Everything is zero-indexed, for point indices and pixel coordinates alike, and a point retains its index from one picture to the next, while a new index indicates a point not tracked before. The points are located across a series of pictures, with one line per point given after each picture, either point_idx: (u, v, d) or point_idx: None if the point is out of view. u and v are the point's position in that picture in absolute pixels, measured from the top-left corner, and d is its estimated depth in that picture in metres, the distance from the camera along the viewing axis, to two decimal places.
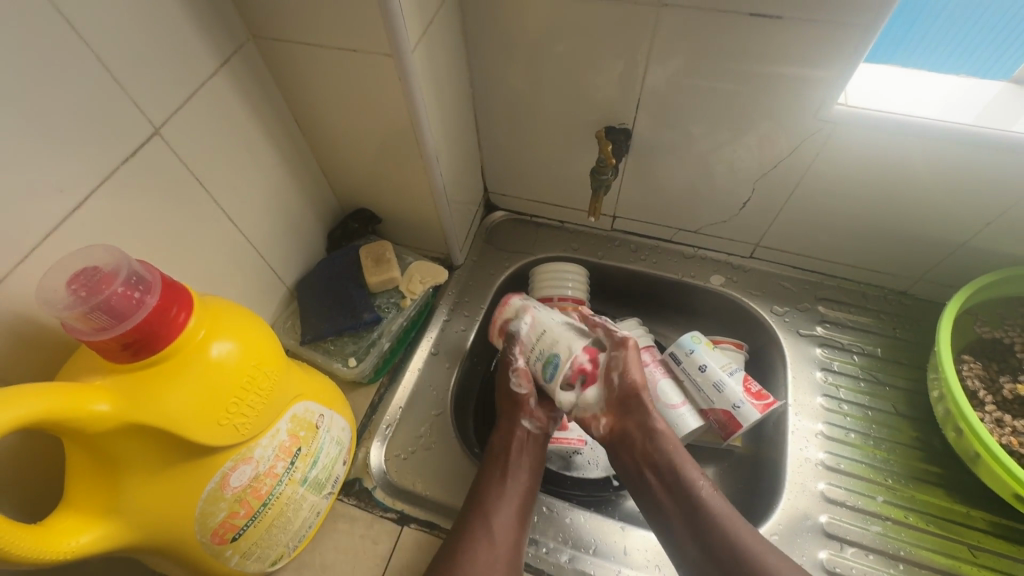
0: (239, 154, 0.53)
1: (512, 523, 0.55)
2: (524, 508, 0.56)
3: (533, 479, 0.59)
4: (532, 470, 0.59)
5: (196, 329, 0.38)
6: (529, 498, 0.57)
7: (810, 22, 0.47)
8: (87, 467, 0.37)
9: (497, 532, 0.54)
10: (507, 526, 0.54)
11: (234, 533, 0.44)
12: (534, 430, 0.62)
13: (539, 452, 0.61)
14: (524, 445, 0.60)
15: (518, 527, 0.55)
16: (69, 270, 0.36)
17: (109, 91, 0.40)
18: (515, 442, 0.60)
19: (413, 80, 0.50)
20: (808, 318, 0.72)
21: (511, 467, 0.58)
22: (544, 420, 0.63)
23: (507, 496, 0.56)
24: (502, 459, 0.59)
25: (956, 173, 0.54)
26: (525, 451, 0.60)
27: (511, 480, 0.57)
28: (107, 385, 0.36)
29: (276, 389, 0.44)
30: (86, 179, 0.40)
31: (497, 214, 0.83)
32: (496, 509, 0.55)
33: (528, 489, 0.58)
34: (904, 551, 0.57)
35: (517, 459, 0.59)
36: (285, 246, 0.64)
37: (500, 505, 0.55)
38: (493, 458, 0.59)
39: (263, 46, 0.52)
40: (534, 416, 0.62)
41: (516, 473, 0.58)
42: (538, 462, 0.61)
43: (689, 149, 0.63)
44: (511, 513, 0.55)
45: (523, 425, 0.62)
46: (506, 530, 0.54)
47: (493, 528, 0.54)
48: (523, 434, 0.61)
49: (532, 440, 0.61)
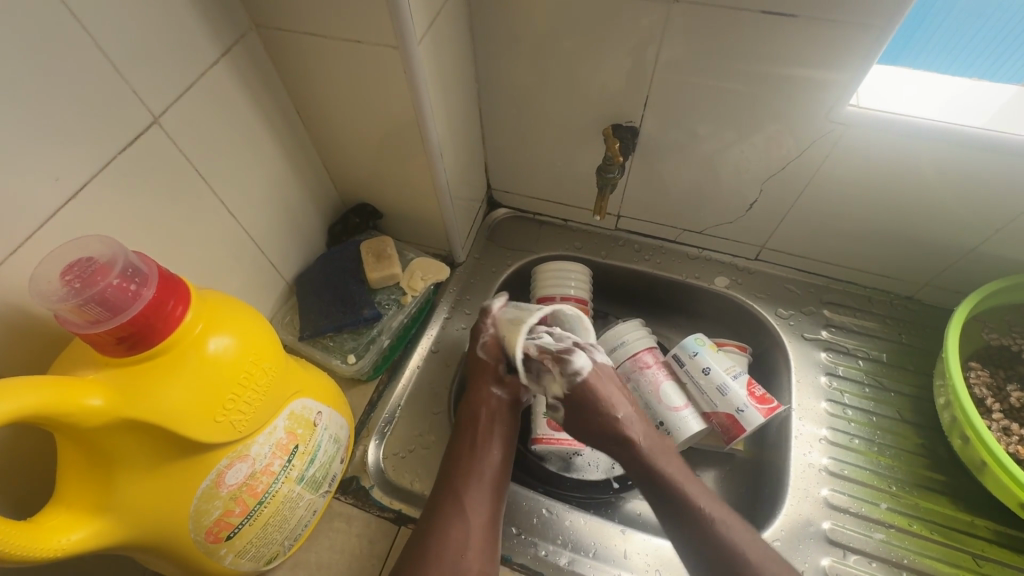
0: (240, 145, 0.52)
1: (483, 496, 0.55)
2: (497, 480, 0.57)
3: (505, 448, 0.59)
4: (504, 437, 0.59)
5: (193, 324, 0.37)
6: (501, 469, 0.58)
7: (822, 22, 0.46)
8: (81, 463, 0.36)
9: (468, 504, 0.54)
10: (478, 497, 0.55)
11: (229, 531, 0.44)
12: (505, 397, 0.61)
13: (511, 420, 0.61)
14: (496, 412, 0.60)
15: (492, 498, 0.55)
16: (62, 262, 0.35)
17: (109, 79, 0.39)
18: (485, 410, 0.60)
19: (418, 74, 0.50)
20: (813, 321, 0.71)
21: (481, 440, 0.58)
22: (515, 386, 0.62)
23: (478, 468, 0.56)
24: (472, 429, 0.59)
25: (966, 179, 0.53)
26: (496, 419, 0.60)
27: (482, 452, 0.58)
28: (102, 380, 0.35)
29: (273, 384, 0.43)
30: (83, 168, 0.39)
31: (499, 211, 0.82)
32: (467, 481, 0.55)
33: (500, 457, 0.58)
34: (908, 560, 0.56)
35: (488, 427, 0.59)
36: (285, 240, 0.63)
37: (472, 477, 0.56)
38: (464, 429, 0.59)
39: (266, 36, 0.51)
40: (505, 384, 0.62)
41: (487, 442, 0.58)
42: (510, 429, 0.60)
43: (697, 149, 0.62)
44: (482, 485, 0.56)
45: (493, 394, 0.61)
46: (476, 501, 0.54)
47: (464, 500, 0.54)
48: (494, 401, 0.61)
49: (503, 404, 0.61)
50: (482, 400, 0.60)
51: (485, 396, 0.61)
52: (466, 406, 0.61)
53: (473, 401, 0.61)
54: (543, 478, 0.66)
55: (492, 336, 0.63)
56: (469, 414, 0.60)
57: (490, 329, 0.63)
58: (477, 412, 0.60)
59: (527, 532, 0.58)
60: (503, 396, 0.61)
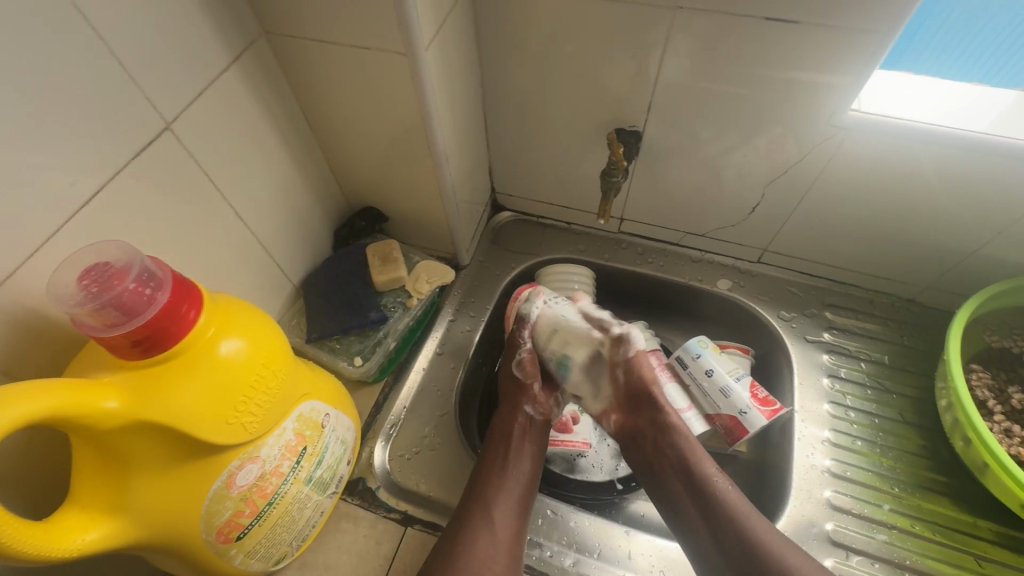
0: (249, 150, 0.53)
1: (513, 507, 0.55)
2: (526, 492, 0.57)
3: (534, 465, 0.60)
4: (534, 456, 0.60)
5: (205, 327, 0.38)
6: (529, 484, 0.58)
7: (826, 26, 0.47)
8: (95, 464, 0.36)
9: (499, 516, 0.54)
10: (508, 509, 0.55)
11: (239, 532, 0.44)
12: (537, 415, 0.63)
13: (541, 437, 0.62)
14: (528, 430, 0.61)
15: (519, 512, 0.56)
16: (80, 265, 0.35)
17: (123, 85, 0.40)
18: (518, 426, 0.61)
19: (425, 79, 0.50)
20: (815, 323, 0.71)
21: (513, 453, 0.59)
22: (547, 405, 0.64)
23: (509, 481, 0.57)
24: (503, 443, 0.60)
25: (964, 182, 0.54)
26: (528, 435, 0.61)
27: (513, 464, 0.58)
28: (116, 382, 0.35)
29: (283, 386, 0.43)
30: (96, 172, 0.40)
31: (504, 214, 0.83)
32: (498, 494, 0.56)
33: (530, 473, 0.59)
34: (910, 560, 0.57)
35: (520, 443, 0.60)
36: (292, 243, 0.64)
37: (503, 489, 0.56)
38: (496, 443, 0.60)
39: (275, 42, 0.51)
40: (537, 402, 0.63)
41: (518, 457, 0.59)
42: (539, 446, 0.61)
43: (699, 153, 0.63)
44: (512, 498, 0.56)
45: (526, 411, 0.62)
46: (507, 513, 0.55)
47: (495, 513, 0.54)
48: (525, 419, 0.62)
49: (535, 422, 0.62)
50: (515, 417, 0.62)
51: (517, 413, 0.62)
52: (497, 423, 0.62)
53: (505, 418, 0.62)
54: (547, 480, 0.66)
55: (527, 353, 0.65)
56: (500, 429, 0.61)
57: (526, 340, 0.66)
58: (510, 427, 0.61)
59: (532, 532, 0.59)
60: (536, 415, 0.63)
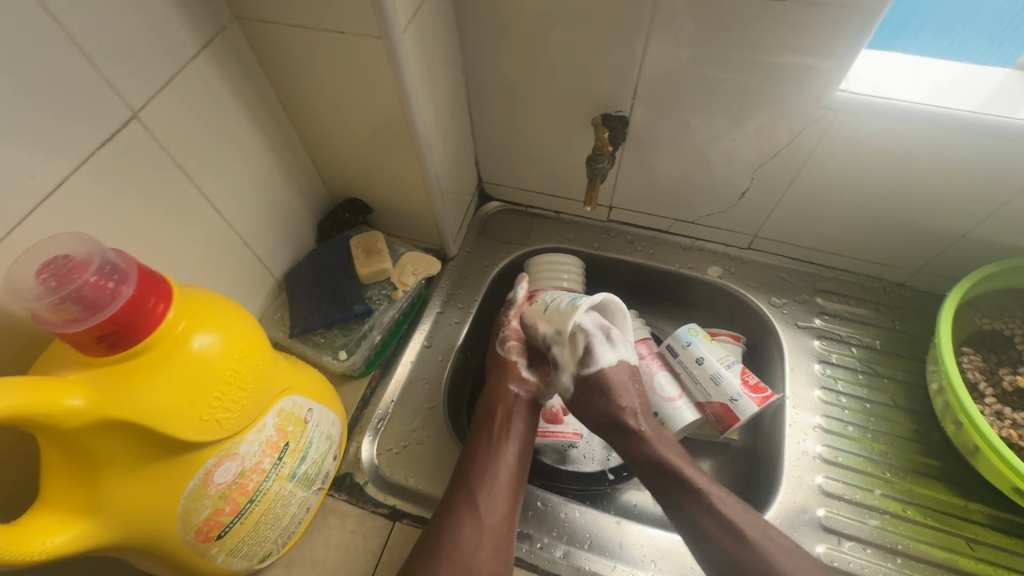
0: (224, 141, 0.52)
1: (499, 492, 0.55)
2: (514, 475, 0.57)
3: (523, 447, 0.59)
4: (522, 436, 0.60)
5: (176, 321, 0.37)
6: (518, 467, 0.57)
7: (813, 6, 0.46)
8: (64, 463, 0.35)
9: (484, 502, 0.54)
10: (494, 494, 0.54)
11: (220, 530, 0.43)
12: (523, 394, 0.62)
13: (529, 417, 0.61)
14: (514, 410, 0.61)
15: (508, 496, 0.55)
16: (39, 259, 0.34)
17: (85, 74, 0.38)
18: (502, 408, 0.61)
19: (403, 64, 0.49)
20: (806, 309, 0.71)
21: (498, 435, 0.58)
22: (534, 384, 0.63)
23: (496, 464, 0.56)
24: (488, 425, 0.59)
25: (955, 164, 0.53)
26: (513, 416, 0.60)
27: (499, 447, 0.57)
28: (83, 380, 0.34)
29: (261, 380, 0.42)
30: (60, 164, 0.39)
31: (491, 205, 0.81)
32: (484, 478, 0.55)
33: (517, 456, 0.58)
34: (902, 545, 0.56)
35: (505, 424, 0.59)
36: (274, 236, 0.62)
37: (488, 474, 0.55)
38: (481, 426, 0.60)
39: (248, 27, 0.50)
40: (523, 382, 0.62)
41: (504, 439, 0.58)
42: (527, 426, 0.61)
43: (687, 138, 0.62)
44: (499, 484, 0.55)
45: (512, 391, 0.62)
46: (492, 498, 0.54)
47: (480, 499, 0.54)
48: (511, 399, 0.61)
49: (522, 403, 0.61)
50: (500, 398, 0.61)
51: (503, 393, 0.61)
52: (483, 406, 0.62)
53: (490, 398, 0.62)
54: (538, 471, 0.66)
55: (511, 333, 0.65)
56: (485, 414, 0.61)
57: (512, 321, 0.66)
58: (495, 409, 0.60)
59: (522, 525, 0.58)
60: (521, 394, 0.62)
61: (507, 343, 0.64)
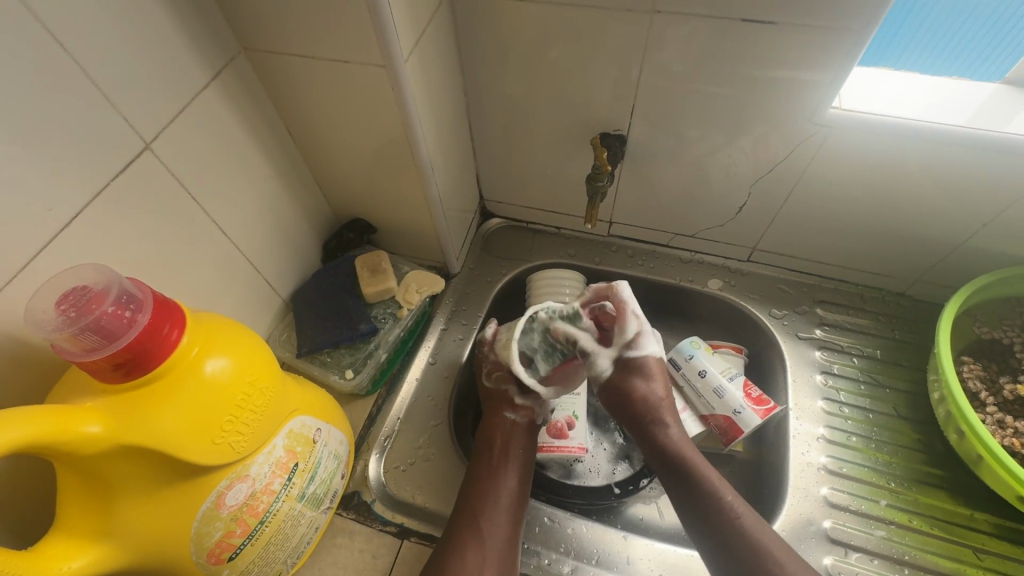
0: (233, 167, 0.53)
1: (501, 514, 0.55)
2: (516, 502, 0.57)
3: (523, 472, 0.59)
4: (521, 460, 0.60)
5: (189, 347, 0.38)
6: (518, 492, 0.58)
7: (802, 27, 0.47)
8: (80, 488, 0.36)
9: (486, 524, 0.54)
10: (496, 517, 0.55)
11: (231, 552, 0.44)
12: (520, 421, 0.63)
13: (528, 443, 0.62)
14: (511, 437, 0.61)
15: (511, 520, 0.55)
16: (58, 289, 0.35)
17: (101, 108, 0.40)
18: (501, 434, 0.61)
19: (406, 90, 0.50)
20: (807, 321, 0.71)
21: (498, 460, 0.59)
22: (530, 410, 0.63)
23: (497, 489, 0.57)
24: (489, 451, 0.60)
25: (948, 176, 0.54)
26: (512, 442, 0.61)
27: (501, 470, 0.58)
28: (98, 407, 0.35)
29: (270, 403, 0.43)
30: (77, 195, 0.40)
31: (493, 221, 0.83)
32: (485, 503, 0.56)
33: (517, 480, 0.58)
34: (909, 556, 0.56)
35: (504, 450, 0.60)
36: (280, 257, 0.64)
37: (490, 497, 0.56)
38: (480, 453, 0.60)
39: (255, 58, 0.51)
40: (519, 408, 0.63)
41: (504, 463, 0.59)
42: (526, 452, 0.61)
43: (685, 154, 0.63)
44: (500, 507, 0.56)
45: (506, 418, 0.63)
46: (494, 520, 0.55)
47: (482, 520, 0.54)
48: (508, 426, 0.62)
49: (520, 429, 0.62)
50: (497, 426, 0.62)
51: (500, 421, 0.62)
52: (483, 432, 0.62)
53: (489, 427, 0.62)
54: (545, 486, 0.66)
55: (491, 364, 0.66)
56: (484, 441, 0.61)
57: (490, 355, 0.66)
58: (494, 435, 0.61)
59: (530, 541, 0.58)
60: (517, 420, 0.63)
61: (493, 375, 0.65)
